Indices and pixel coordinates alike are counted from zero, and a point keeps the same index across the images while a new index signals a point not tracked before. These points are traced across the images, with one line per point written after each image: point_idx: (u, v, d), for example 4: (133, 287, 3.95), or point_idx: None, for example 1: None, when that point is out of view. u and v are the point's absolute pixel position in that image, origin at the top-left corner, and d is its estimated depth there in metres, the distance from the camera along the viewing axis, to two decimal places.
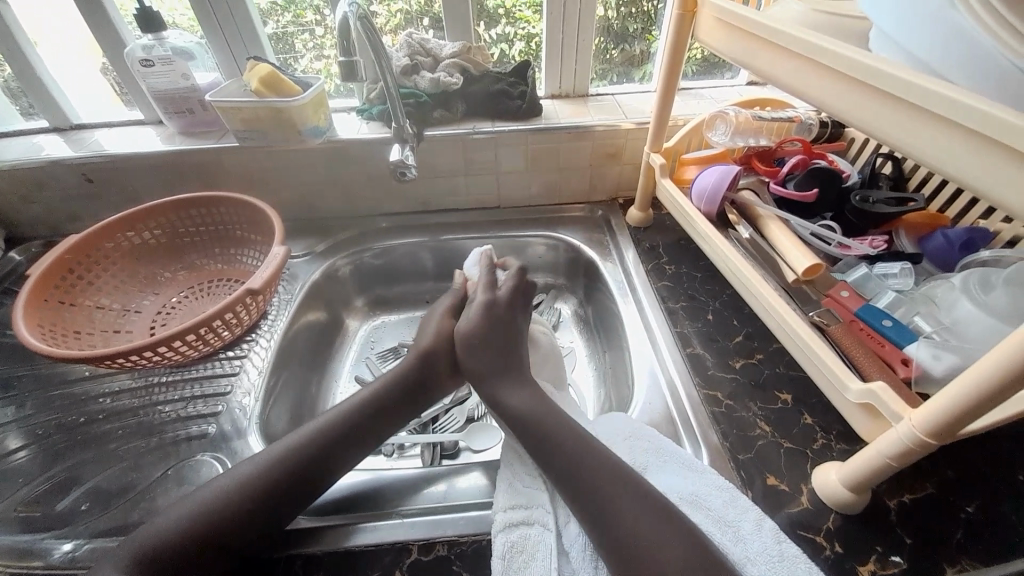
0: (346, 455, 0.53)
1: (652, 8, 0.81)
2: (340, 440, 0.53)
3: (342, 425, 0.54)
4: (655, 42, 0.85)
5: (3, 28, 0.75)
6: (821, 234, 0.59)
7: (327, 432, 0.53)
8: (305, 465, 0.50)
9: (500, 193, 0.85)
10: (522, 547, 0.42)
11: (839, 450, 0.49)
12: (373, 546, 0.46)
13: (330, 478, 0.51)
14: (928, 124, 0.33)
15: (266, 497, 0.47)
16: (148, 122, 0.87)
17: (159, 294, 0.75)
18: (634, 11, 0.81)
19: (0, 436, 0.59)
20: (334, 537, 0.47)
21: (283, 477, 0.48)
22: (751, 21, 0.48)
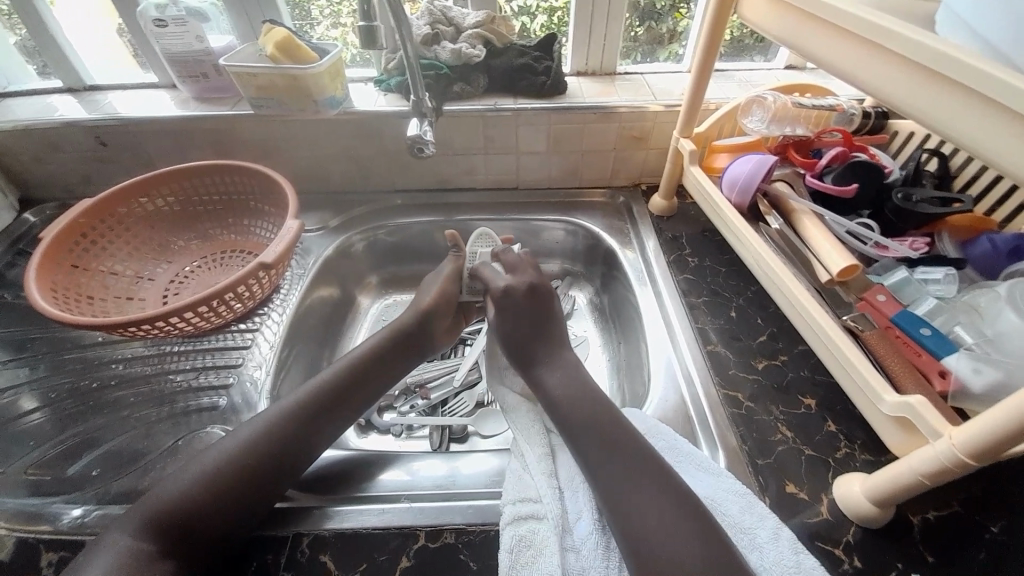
0: (338, 418, 0.54)
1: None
2: (332, 402, 0.54)
3: (330, 387, 0.55)
4: (683, 20, 0.80)
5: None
6: (857, 232, 0.56)
7: (318, 395, 0.54)
8: (300, 428, 0.51)
9: (519, 174, 0.82)
10: (530, 542, 0.42)
11: (863, 460, 0.47)
12: (375, 529, 0.46)
13: (324, 442, 0.52)
14: (1013, 126, 0.29)
15: (268, 461, 0.47)
16: (161, 86, 0.85)
17: (172, 262, 0.74)
18: None
19: (14, 398, 0.59)
20: (340, 517, 0.47)
21: (283, 441, 0.49)
22: (808, 0, 0.44)
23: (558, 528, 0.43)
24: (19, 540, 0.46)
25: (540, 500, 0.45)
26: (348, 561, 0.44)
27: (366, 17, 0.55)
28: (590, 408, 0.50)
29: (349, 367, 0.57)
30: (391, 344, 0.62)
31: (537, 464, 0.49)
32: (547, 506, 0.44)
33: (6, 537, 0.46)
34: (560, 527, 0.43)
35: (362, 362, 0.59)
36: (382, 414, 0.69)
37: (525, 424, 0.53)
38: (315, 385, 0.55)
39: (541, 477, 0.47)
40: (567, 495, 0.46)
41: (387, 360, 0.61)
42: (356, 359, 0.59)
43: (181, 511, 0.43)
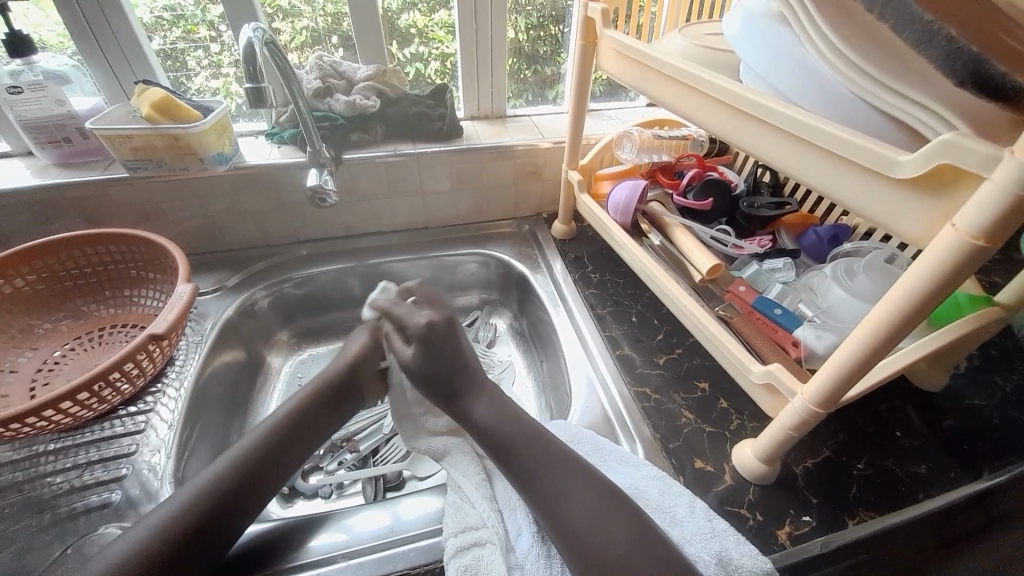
0: (262, 490, 0.50)
1: (562, 32, 0.87)
2: (252, 474, 0.50)
3: (247, 458, 0.50)
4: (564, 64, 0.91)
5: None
6: (718, 237, 0.67)
7: (232, 470, 0.49)
8: (217, 507, 0.46)
9: (427, 213, 0.85)
10: (477, 570, 0.42)
11: (752, 427, 0.55)
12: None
13: (245, 518, 0.48)
14: (798, 147, 0.39)
15: (179, 550, 0.42)
16: (14, 155, 0.76)
17: (38, 349, 0.65)
18: (542, 35, 0.86)
19: None
20: None
21: (190, 526, 0.44)
22: (646, 55, 0.53)
23: (503, 548, 0.44)
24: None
25: (482, 525, 0.46)
26: None
27: (253, 78, 0.55)
28: (520, 431, 0.52)
29: (265, 430, 0.54)
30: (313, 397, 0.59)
31: (476, 491, 0.50)
32: (490, 529, 0.45)
33: None
34: (504, 547, 0.44)
35: (288, 418, 0.56)
36: (308, 477, 0.65)
37: (457, 456, 0.55)
38: (226, 458, 0.50)
39: (481, 504, 0.48)
40: (507, 514, 0.48)
41: (312, 418, 0.58)
42: (277, 423, 0.55)
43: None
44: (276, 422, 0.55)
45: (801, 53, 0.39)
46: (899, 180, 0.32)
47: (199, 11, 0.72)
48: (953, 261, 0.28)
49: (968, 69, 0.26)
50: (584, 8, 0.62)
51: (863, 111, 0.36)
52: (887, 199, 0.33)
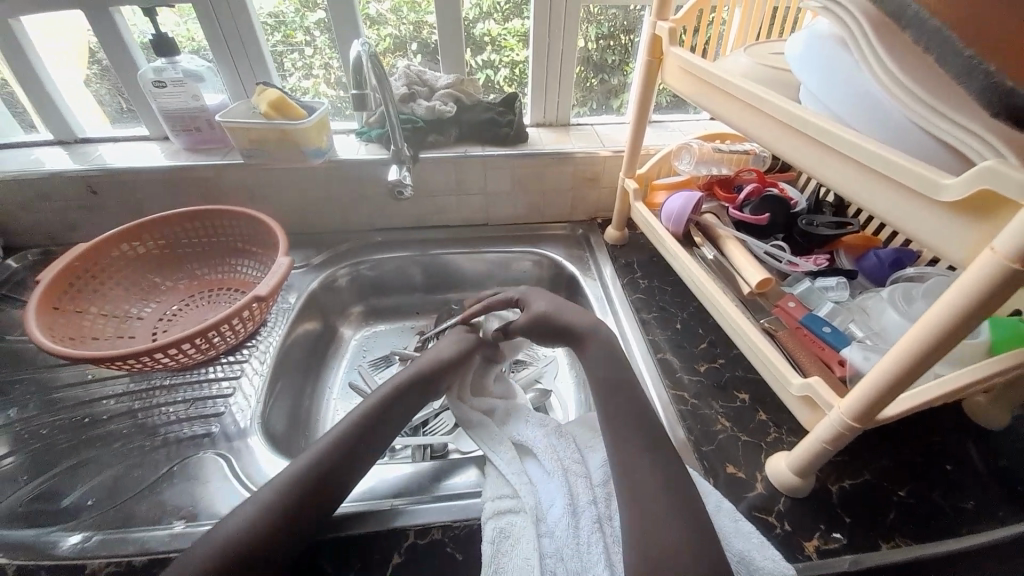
0: (384, 440, 0.55)
1: (631, 41, 0.90)
2: (361, 437, 0.53)
3: (373, 412, 0.55)
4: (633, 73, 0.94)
5: (11, 38, 0.77)
6: (772, 252, 0.67)
7: (346, 436, 0.52)
8: (354, 450, 0.52)
9: (488, 212, 0.92)
10: (509, 534, 0.48)
11: (789, 442, 0.56)
12: (367, 535, 0.49)
13: (371, 460, 0.53)
14: (847, 165, 0.40)
15: (323, 481, 0.48)
16: (151, 138, 0.90)
17: (160, 301, 0.78)
18: (613, 45, 0.90)
19: None
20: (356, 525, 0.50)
21: (332, 462, 0.49)
22: (709, 72, 0.56)
23: (533, 520, 0.49)
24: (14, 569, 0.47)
25: (517, 499, 0.51)
26: (348, 561, 0.48)
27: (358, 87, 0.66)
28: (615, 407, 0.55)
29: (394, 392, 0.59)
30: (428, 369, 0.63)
31: (508, 469, 0.54)
32: (524, 502, 0.50)
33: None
34: (535, 520, 0.49)
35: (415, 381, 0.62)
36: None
37: (498, 435, 0.60)
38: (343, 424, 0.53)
39: (514, 482, 0.53)
40: (540, 491, 0.52)
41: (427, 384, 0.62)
42: (382, 396, 0.58)
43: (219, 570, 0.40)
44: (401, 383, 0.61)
45: (860, 77, 0.41)
46: (944, 203, 0.33)
47: (298, 18, 0.82)
48: (989, 282, 0.30)
49: (1002, 103, 0.28)
50: (653, 27, 0.65)
51: (917, 135, 0.37)
52: (932, 221, 0.34)
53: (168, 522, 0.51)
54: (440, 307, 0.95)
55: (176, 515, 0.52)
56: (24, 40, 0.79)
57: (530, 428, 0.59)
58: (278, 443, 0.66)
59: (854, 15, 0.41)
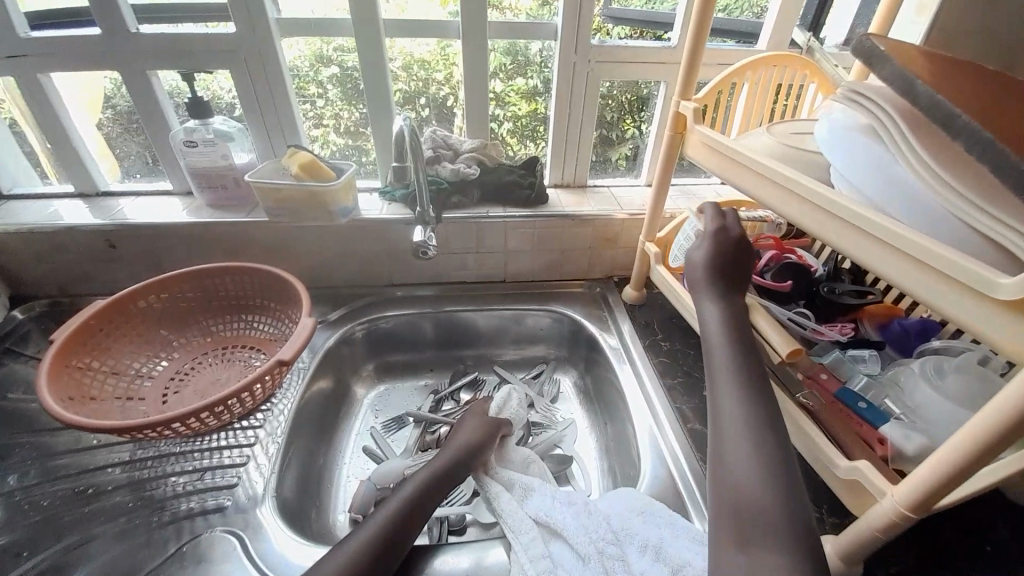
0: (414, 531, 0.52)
1: (629, 101, 0.93)
2: (395, 535, 0.50)
3: (411, 500, 0.53)
4: (631, 128, 0.97)
5: (44, 96, 0.79)
6: (797, 320, 0.68)
7: (383, 535, 0.49)
8: (388, 543, 0.49)
9: (506, 269, 0.92)
10: None
11: (831, 523, 0.54)
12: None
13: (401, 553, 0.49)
14: (888, 252, 0.41)
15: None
16: (173, 192, 0.91)
17: (172, 359, 0.76)
18: (613, 103, 0.93)
19: None
20: None
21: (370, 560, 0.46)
22: (733, 150, 0.59)
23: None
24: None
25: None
26: None
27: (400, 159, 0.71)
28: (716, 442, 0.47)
29: (429, 479, 0.56)
30: (461, 453, 0.61)
31: (527, 556, 0.51)
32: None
33: None
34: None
35: (451, 466, 0.59)
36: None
37: (514, 511, 0.57)
38: (377, 522, 0.50)
39: (533, 565, 0.51)
40: (563, 575, 0.50)
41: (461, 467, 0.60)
42: (416, 487, 0.55)
43: None
44: (439, 467, 0.58)
45: (896, 167, 0.43)
46: (998, 300, 0.33)
47: (312, 72, 0.85)
48: None
49: None
50: (676, 107, 0.69)
51: (956, 227, 0.39)
52: (984, 314, 0.35)
53: None
54: (455, 363, 0.94)
55: None
56: (57, 97, 0.81)
57: (547, 502, 0.57)
58: (291, 512, 0.63)
59: (892, 120, 0.45)
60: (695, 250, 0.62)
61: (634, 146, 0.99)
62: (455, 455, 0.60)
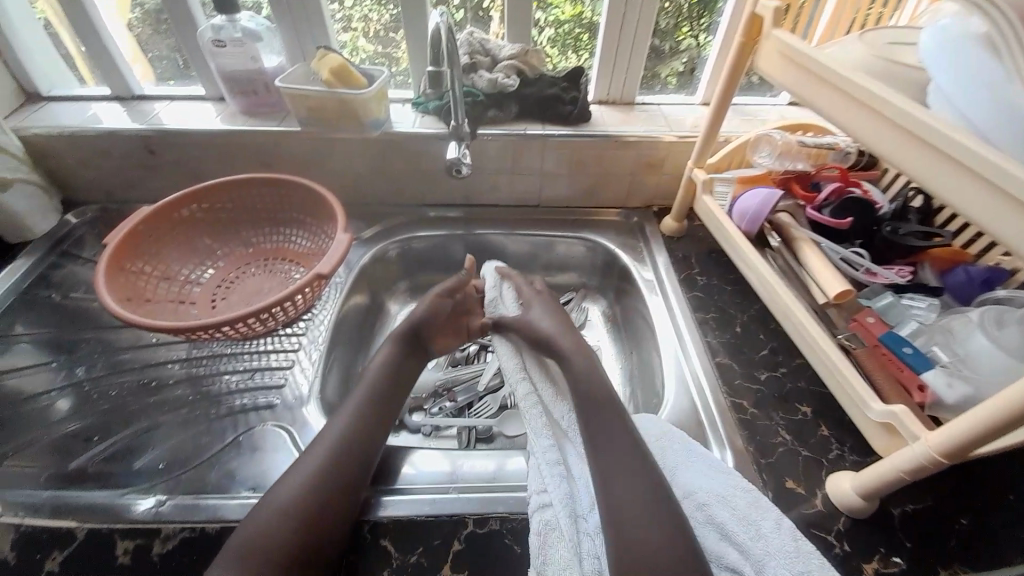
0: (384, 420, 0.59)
1: (688, 4, 0.82)
2: (363, 434, 0.55)
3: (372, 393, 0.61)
4: (686, 39, 0.86)
5: None
6: (850, 259, 0.63)
7: (352, 434, 0.55)
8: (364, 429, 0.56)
9: (541, 193, 0.89)
10: (554, 528, 0.48)
11: (851, 460, 0.55)
12: (409, 517, 0.51)
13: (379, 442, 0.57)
14: (980, 189, 0.37)
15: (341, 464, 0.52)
16: (206, 98, 0.89)
17: (217, 267, 0.79)
18: (668, 7, 0.81)
19: (64, 395, 0.63)
20: (411, 508, 0.52)
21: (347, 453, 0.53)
22: (816, 63, 0.51)
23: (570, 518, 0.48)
24: (90, 530, 0.50)
25: (551, 492, 0.51)
26: (401, 543, 0.49)
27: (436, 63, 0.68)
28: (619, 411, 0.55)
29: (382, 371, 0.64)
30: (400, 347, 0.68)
31: (544, 459, 0.54)
32: (555, 496, 0.50)
33: (76, 529, 0.50)
34: (572, 520, 0.49)
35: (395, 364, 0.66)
36: (412, 415, 0.75)
37: (533, 425, 0.59)
38: (343, 423, 0.55)
39: (552, 473, 0.52)
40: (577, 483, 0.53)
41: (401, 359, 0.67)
42: (368, 392, 0.61)
43: (272, 543, 0.45)
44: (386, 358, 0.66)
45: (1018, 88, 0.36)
46: None
47: None
48: None
49: None
50: (752, 7, 0.60)
51: None
52: None
53: (235, 493, 0.54)
54: None
55: (242, 485, 0.55)
56: None
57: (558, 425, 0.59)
58: None
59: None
60: None
61: (688, 58, 0.89)
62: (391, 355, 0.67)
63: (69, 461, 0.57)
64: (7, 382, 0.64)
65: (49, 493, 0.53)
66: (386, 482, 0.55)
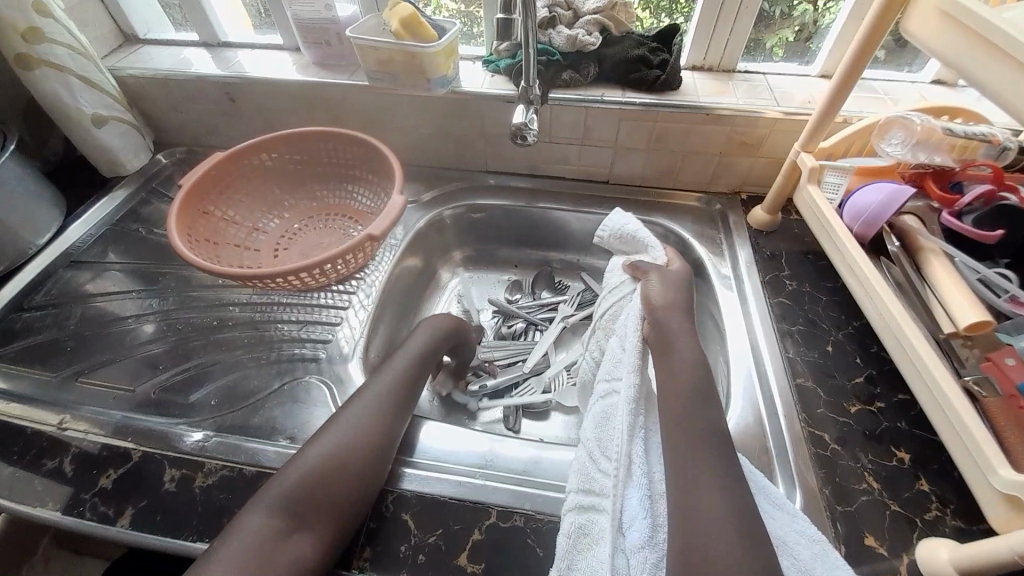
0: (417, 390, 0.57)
1: None
2: (394, 405, 0.53)
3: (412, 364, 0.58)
4: (802, 4, 0.72)
5: None
6: (992, 281, 0.50)
7: (384, 406, 0.52)
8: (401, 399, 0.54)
9: (612, 168, 0.81)
10: (586, 532, 0.44)
11: (954, 526, 0.45)
12: (434, 496, 0.50)
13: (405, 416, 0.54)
14: None
15: (378, 436, 0.50)
16: (284, 47, 0.89)
17: (282, 217, 0.81)
18: None
19: (141, 323, 0.69)
20: (440, 487, 0.51)
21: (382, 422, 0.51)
22: (991, 28, 0.39)
23: (613, 527, 0.43)
24: (146, 454, 0.55)
25: (604, 494, 0.46)
26: (422, 521, 0.49)
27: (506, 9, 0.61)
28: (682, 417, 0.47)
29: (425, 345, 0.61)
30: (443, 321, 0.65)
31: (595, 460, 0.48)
32: (609, 499, 0.45)
33: (136, 451, 0.55)
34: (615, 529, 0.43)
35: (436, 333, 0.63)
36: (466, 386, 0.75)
37: (605, 408, 0.52)
38: (378, 392, 0.53)
39: (610, 472, 0.47)
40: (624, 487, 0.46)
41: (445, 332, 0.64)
42: (408, 363, 0.58)
43: (297, 496, 0.44)
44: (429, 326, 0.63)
45: None
46: None
47: None
48: None
49: None
50: None
51: None
52: None
53: (275, 440, 0.56)
54: (539, 264, 0.90)
55: (282, 434, 0.56)
56: None
57: (638, 410, 0.50)
58: None
59: None
60: (652, 286, 0.59)
61: (801, 24, 0.75)
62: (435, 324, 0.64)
63: (137, 385, 0.62)
64: (95, 304, 0.70)
65: (120, 415, 0.58)
66: (422, 456, 0.55)
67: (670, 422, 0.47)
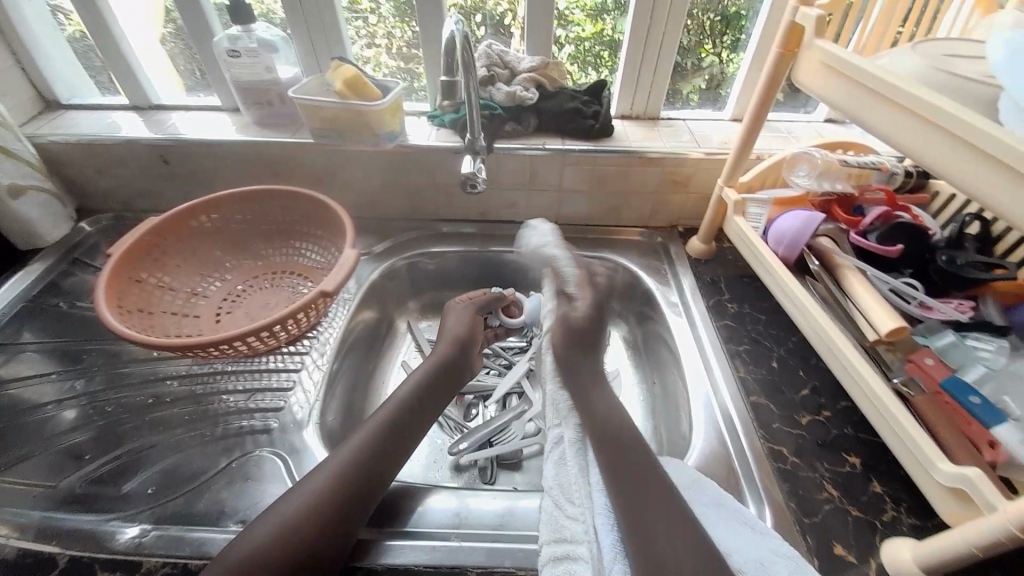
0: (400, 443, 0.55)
1: (713, 21, 0.78)
2: (362, 464, 0.51)
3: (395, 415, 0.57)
4: (709, 56, 0.82)
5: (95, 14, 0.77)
6: (901, 291, 0.57)
7: (354, 457, 0.51)
8: (373, 459, 0.52)
9: (559, 211, 0.85)
10: None
11: (908, 524, 0.48)
12: (407, 565, 0.47)
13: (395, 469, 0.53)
14: None
15: (344, 491, 0.48)
16: (223, 108, 0.88)
17: (224, 280, 0.77)
18: (692, 24, 0.78)
19: (58, 410, 0.61)
20: (409, 555, 0.47)
21: (354, 484, 0.49)
22: (867, 75, 0.46)
23: None
24: (73, 557, 0.47)
25: (576, 541, 0.44)
26: None
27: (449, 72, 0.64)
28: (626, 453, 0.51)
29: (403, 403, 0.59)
30: (434, 368, 0.66)
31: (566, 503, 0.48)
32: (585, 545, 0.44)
33: (58, 555, 0.47)
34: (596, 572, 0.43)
35: (421, 388, 0.62)
36: (438, 440, 0.72)
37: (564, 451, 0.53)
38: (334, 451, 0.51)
39: (579, 516, 0.47)
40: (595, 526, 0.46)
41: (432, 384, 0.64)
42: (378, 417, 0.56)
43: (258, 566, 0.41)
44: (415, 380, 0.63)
45: None
46: None
47: None
48: None
49: None
50: (791, 14, 0.55)
51: None
52: None
53: (224, 526, 0.50)
54: None
55: (232, 518, 0.51)
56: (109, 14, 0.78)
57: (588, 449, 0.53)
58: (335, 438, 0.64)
59: None
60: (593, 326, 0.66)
61: (709, 74, 0.84)
62: (421, 373, 0.64)
63: (59, 480, 0.54)
64: (6, 391, 0.62)
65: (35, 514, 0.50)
66: (390, 523, 0.51)
67: (624, 461, 0.50)
